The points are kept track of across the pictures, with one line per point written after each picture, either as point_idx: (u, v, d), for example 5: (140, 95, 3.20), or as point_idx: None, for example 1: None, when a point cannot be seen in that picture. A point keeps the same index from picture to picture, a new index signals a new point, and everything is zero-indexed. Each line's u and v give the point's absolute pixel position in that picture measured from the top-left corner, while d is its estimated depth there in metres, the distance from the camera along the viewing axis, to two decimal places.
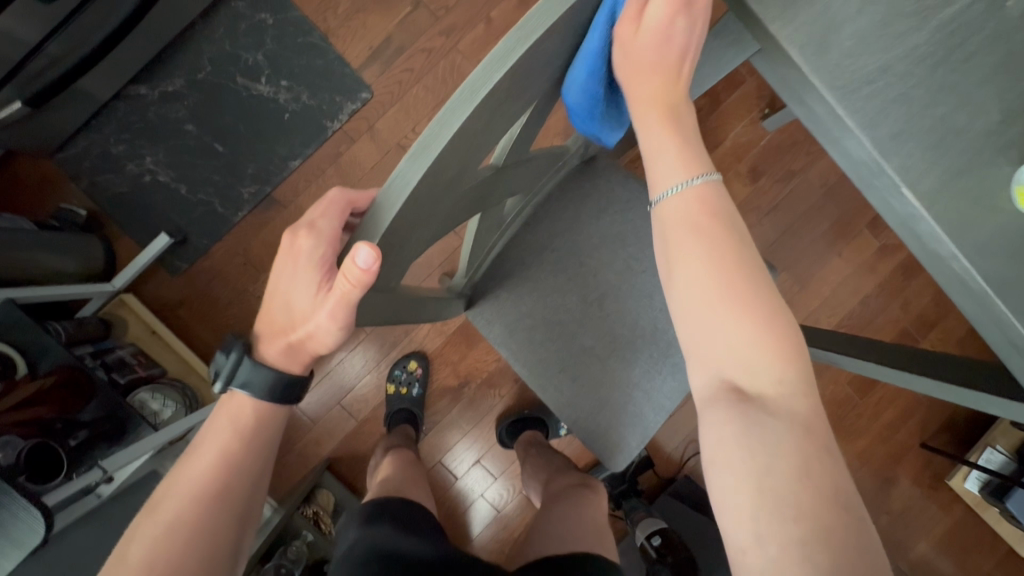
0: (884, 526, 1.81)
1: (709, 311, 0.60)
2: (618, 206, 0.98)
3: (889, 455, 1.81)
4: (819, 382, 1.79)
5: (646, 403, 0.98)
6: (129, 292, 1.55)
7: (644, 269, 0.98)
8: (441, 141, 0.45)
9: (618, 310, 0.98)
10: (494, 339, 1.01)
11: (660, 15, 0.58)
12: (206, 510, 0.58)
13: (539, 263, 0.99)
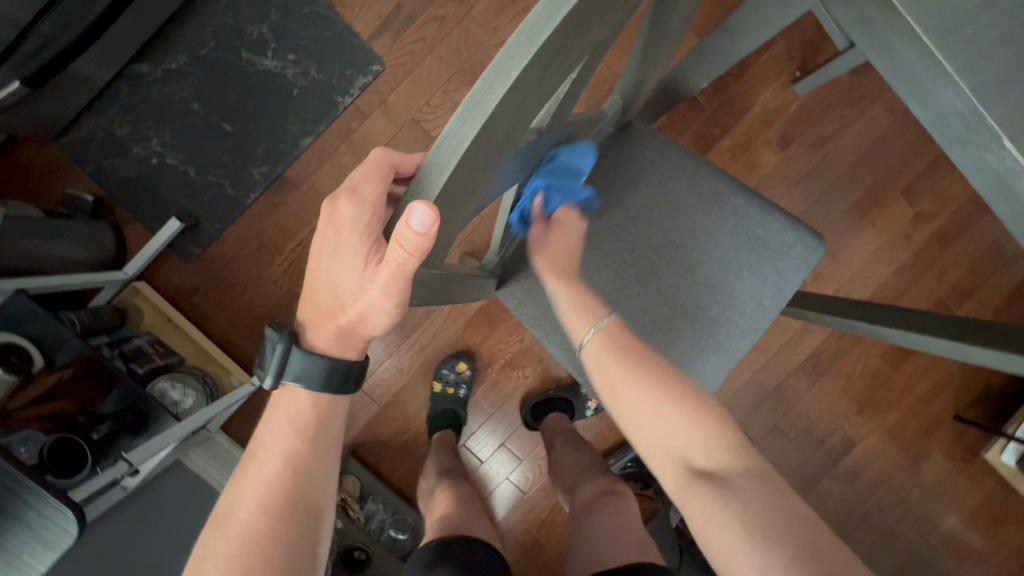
0: (915, 501, 1.78)
1: (646, 410, 0.65)
2: (654, 174, 0.91)
3: (921, 429, 1.77)
4: (851, 356, 1.73)
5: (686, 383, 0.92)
6: (142, 280, 1.51)
7: (685, 240, 0.91)
8: (497, 93, 0.38)
9: (656, 287, 0.91)
10: (527, 320, 0.96)
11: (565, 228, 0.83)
12: (281, 523, 0.55)
13: None
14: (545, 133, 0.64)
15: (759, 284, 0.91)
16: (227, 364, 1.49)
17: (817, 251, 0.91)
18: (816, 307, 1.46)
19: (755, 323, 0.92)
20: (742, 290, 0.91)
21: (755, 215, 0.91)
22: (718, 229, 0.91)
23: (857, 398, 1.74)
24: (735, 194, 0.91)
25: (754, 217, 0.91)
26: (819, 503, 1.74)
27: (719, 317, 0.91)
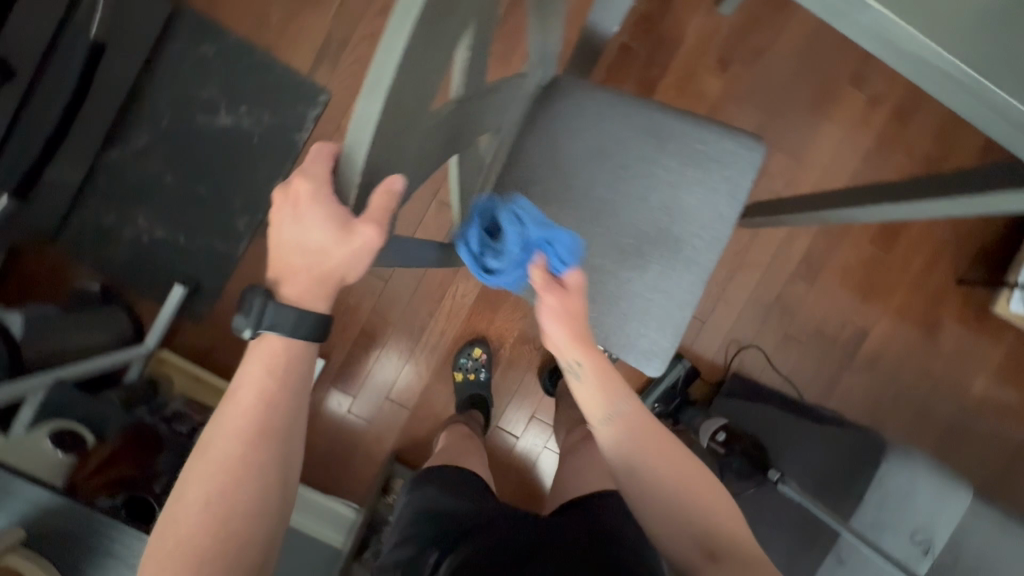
0: (940, 372, 1.81)
1: (675, 488, 0.74)
2: (587, 119, 0.98)
3: (929, 301, 1.80)
4: (842, 249, 1.77)
5: (668, 302, 0.98)
6: (163, 349, 1.60)
7: (635, 172, 0.97)
8: (390, 70, 0.44)
9: (617, 223, 0.97)
10: None
11: (555, 300, 0.73)
12: (252, 450, 0.59)
13: (528, 197, 0.97)
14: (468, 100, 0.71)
15: (711, 196, 0.97)
16: None
17: (758, 152, 0.97)
18: (793, 209, 1.51)
19: (716, 232, 0.98)
20: (698, 205, 0.97)
21: (689, 132, 0.97)
22: (661, 153, 0.97)
23: (859, 289, 1.78)
24: (667, 118, 0.97)
25: (691, 135, 0.97)
26: (847, 397, 1.78)
27: (683, 235, 0.97)
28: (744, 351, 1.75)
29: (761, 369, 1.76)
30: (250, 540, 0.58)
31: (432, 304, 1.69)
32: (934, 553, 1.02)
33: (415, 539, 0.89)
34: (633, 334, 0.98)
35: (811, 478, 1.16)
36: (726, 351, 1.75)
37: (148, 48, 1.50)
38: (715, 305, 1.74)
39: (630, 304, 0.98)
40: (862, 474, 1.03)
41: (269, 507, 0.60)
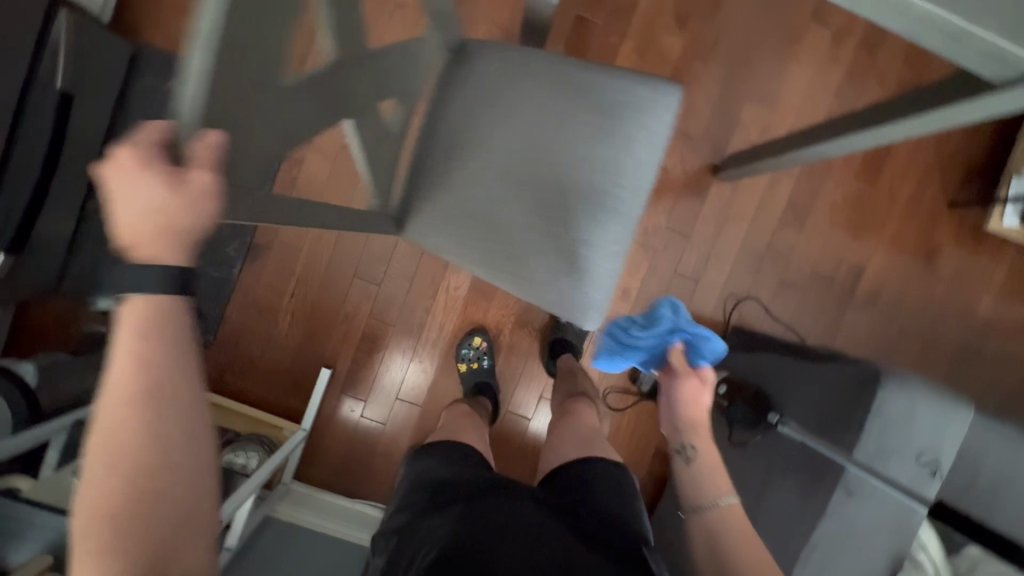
0: (944, 298, 1.80)
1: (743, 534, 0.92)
2: (501, 81, 1.00)
3: (923, 228, 1.78)
4: (828, 189, 1.76)
5: (599, 251, 1.02)
6: None
7: (553, 129, 1.00)
8: (214, 30, 0.47)
9: (537, 181, 1.01)
10: (438, 249, 1.04)
11: (691, 388, 1.08)
12: (136, 417, 0.47)
13: (449, 165, 1.02)
14: (332, 69, 0.74)
15: (626, 145, 1.00)
16: (276, 421, 1.63)
17: (673, 96, 0.99)
18: (769, 156, 1.50)
19: (638, 181, 1.01)
20: (619, 155, 1.00)
21: (604, 83, 0.99)
22: (578, 107, 0.99)
23: (849, 226, 1.77)
24: (576, 71, 0.99)
25: (606, 87, 0.99)
26: (853, 336, 1.78)
27: (606, 185, 1.00)
28: (742, 304, 1.76)
29: (761, 319, 1.76)
30: (160, 523, 0.47)
31: (428, 301, 1.72)
32: (942, 473, 1.03)
33: (411, 507, 0.98)
34: (566, 284, 1.03)
35: (813, 416, 1.17)
36: (724, 307, 1.75)
37: (116, 91, 1.54)
38: (706, 263, 1.74)
39: (560, 256, 1.02)
40: (860, 405, 1.04)
41: (169, 484, 0.48)
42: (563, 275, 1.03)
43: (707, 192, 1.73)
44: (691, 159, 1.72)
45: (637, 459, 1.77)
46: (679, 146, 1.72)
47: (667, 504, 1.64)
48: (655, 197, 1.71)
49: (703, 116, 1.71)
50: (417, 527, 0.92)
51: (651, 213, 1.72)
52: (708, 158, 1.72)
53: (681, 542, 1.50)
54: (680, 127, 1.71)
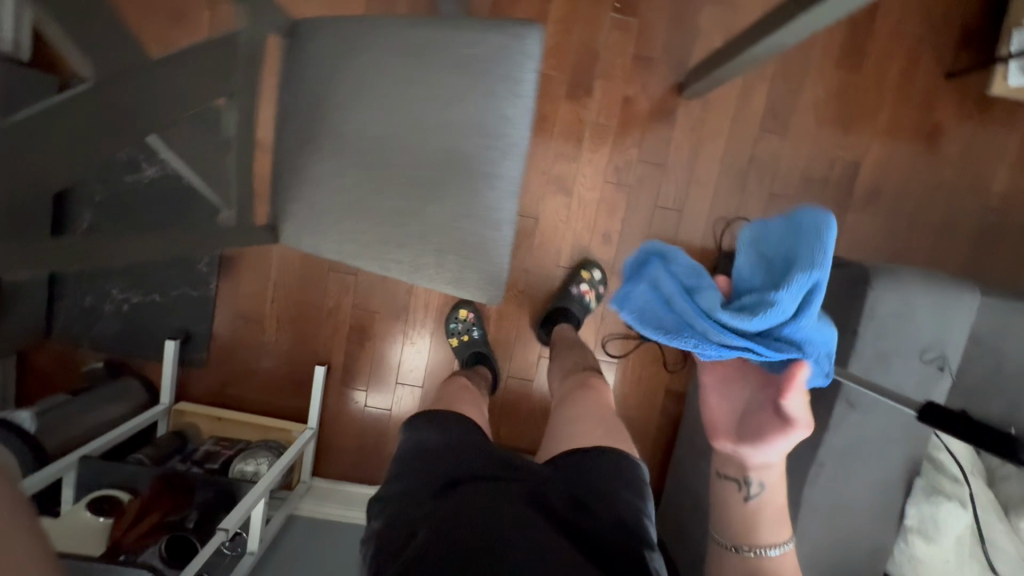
0: (953, 179, 1.66)
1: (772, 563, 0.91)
2: (337, 56, 0.88)
3: (919, 108, 1.63)
4: (808, 85, 1.62)
5: (485, 226, 0.91)
6: (183, 400, 1.69)
7: (406, 99, 0.87)
8: None
9: (402, 157, 0.89)
10: (315, 249, 0.94)
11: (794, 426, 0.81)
12: None
13: (306, 155, 0.91)
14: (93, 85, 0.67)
15: (491, 100, 0.86)
16: (284, 425, 1.64)
17: (535, 36, 0.85)
18: (727, 63, 1.39)
19: (513, 138, 0.88)
20: (483, 113, 0.87)
21: (451, 34, 0.85)
22: (427, 67, 0.86)
23: (837, 121, 1.63)
24: (418, 27, 0.86)
25: (457, 38, 0.85)
26: (857, 239, 1.66)
27: (478, 150, 0.88)
28: (733, 226, 1.66)
29: None
30: None
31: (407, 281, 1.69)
32: (951, 366, 0.95)
33: (409, 476, 0.90)
34: (456, 267, 0.93)
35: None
36: (714, 232, 1.66)
37: None
38: (687, 189, 1.64)
39: (444, 236, 0.91)
40: (851, 311, 0.95)
41: None
42: (452, 257, 0.92)
43: (676, 115, 1.62)
44: (652, 82, 1.60)
45: (651, 403, 1.73)
46: (637, 71, 1.60)
47: (683, 442, 1.60)
48: (620, 131, 1.62)
49: (659, 33, 1.58)
50: (414, 501, 0.85)
51: (618, 149, 1.62)
52: (670, 78, 1.61)
53: (698, 479, 1.46)
54: (636, 51, 1.59)
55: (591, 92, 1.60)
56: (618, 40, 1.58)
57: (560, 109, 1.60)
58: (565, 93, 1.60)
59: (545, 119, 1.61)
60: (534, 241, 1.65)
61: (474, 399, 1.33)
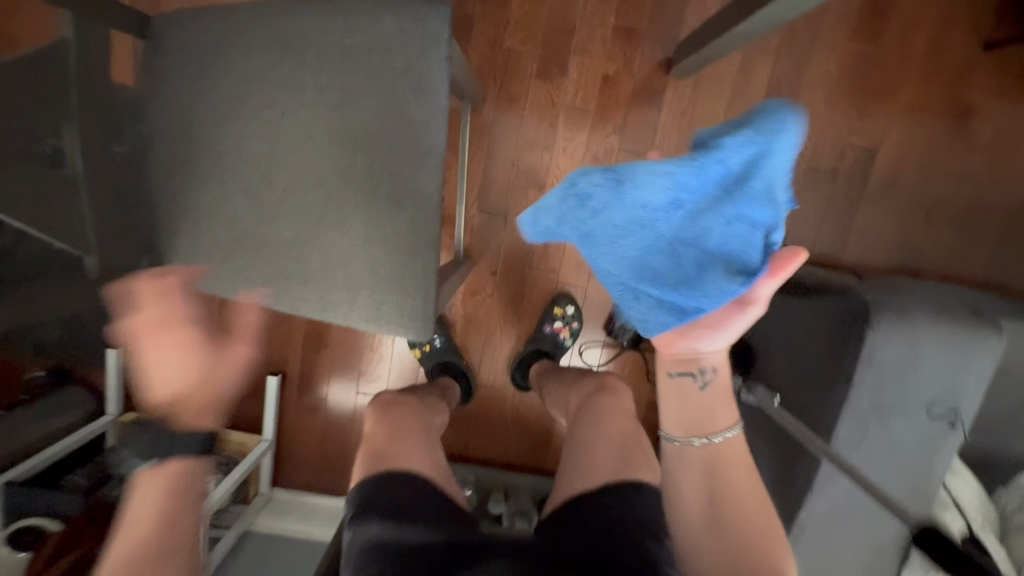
0: (985, 168, 1.43)
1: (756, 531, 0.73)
2: (237, 79, 0.83)
3: (949, 85, 1.40)
4: (819, 60, 1.39)
5: (398, 249, 0.81)
6: (133, 409, 1.60)
7: (309, 114, 0.81)
8: None
9: (293, 173, 0.83)
10: (215, 289, 0.87)
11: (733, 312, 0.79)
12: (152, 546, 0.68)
13: (196, 181, 0.86)
14: None
15: (379, 102, 0.78)
16: (237, 437, 1.55)
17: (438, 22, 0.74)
18: (715, 39, 1.18)
19: (409, 145, 0.79)
20: (373, 118, 0.79)
21: (327, 31, 0.78)
22: (306, 69, 0.80)
23: (850, 101, 1.41)
24: (295, 25, 0.80)
25: (332, 32, 0.78)
26: (867, 238, 1.47)
27: (372, 161, 0.80)
28: None
29: None
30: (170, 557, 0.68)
31: None
32: (964, 422, 0.79)
33: None
34: (368, 295, 0.82)
35: (793, 365, 0.93)
36: None
37: None
38: None
39: (357, 262, 0.82)
40: (844, 357, 0.80)
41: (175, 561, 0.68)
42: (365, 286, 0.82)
43: (663, 96, 1.41)
44: (637, 57, 1.39)
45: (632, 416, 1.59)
46: (619, 44, 1.39)
47: None
48: (599, 116, 1.42)
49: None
50: None
51: (596, 136, 1.43)
52: (658, 52, 1.39)
53: None
54: (619, 21, 1.38)
55: (566, 70, 1.40)
56: (597, 9, 1.37)
57: (531, 91, 1.41)
58: (536, 72, 1.40)
59: (513, 102, 1.41)
60: (502, 240, 1.48)
61: (423, 406, 1.13)
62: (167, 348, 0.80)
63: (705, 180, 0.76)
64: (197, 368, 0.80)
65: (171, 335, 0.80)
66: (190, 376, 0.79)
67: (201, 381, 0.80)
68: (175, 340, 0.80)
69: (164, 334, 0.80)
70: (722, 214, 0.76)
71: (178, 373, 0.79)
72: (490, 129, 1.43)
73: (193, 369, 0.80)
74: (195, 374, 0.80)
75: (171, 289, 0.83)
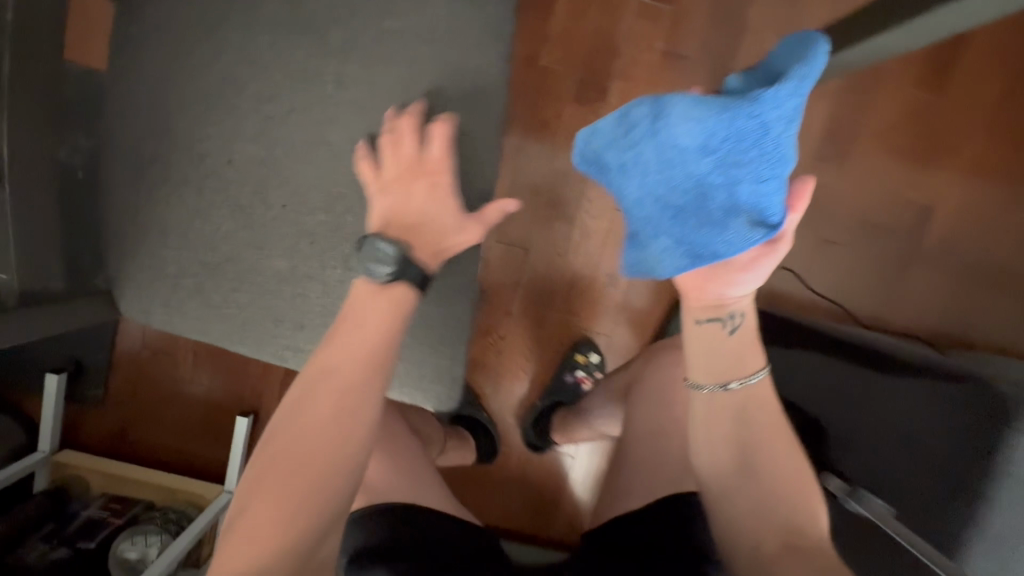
0: None
1: (784, 498, 0.64)
2: (255, 104, 0.73)
3: (1014, 143, 1.30)
4: (878, 105, 1.29)
5: (442, 304, 0.81)
6: (71, 445, 1.36)
7: (352, 163, 0.73)
8: None
9: (290, 198, 0.73)
10: (184, 326, 0.76)
11: (753, 271, 0.63)
12: (334, 429, 0.58)
13: (173, 198, 0.75)
14: None
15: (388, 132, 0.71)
16: (192, 486, 1.31)
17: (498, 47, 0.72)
18: None
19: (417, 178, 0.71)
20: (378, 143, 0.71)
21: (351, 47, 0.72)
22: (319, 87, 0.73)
23: (909, 152, 1.30)
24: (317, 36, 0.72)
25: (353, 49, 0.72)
26: (918, 302, 1.33)
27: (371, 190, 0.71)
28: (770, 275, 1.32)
29: (796, 292, 1.33)
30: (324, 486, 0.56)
31: None
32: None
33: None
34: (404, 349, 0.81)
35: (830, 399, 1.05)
36: None
37: None
38: None
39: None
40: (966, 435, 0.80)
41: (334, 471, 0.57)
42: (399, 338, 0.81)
43: None
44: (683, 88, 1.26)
45: None
46: (665, 72, 1.26)
47: None
48: None
49: (697, 27, 1.25)
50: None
51: None
52: (706, 84, 1.26)
53: None
54: (666, 47, 1.25)
55: (604, 96, 1.26)
56: (645, 32, 1.25)
57: (564, 114, 1.27)
58: (572, 95, 1.26)
59: (544, 126, 1.27)
60: (519, 277, 1.31)
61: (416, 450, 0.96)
62: (425, 187, 0.70)
63: (746, 129, 0.56)
64: (434, 216, 0.70)
65: (409, 183, 0.70)
66: (427, 229, 0.69)
67: (436, 231, 0.69)
68: (427, 180, 0.70)
69: (400, 182, 0.70)
70: (760, 169, 0.57)
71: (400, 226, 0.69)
72: (516, 152, 1.28)
73: (445, 212, 0.70)
74: (436, 225, 0.69)
75: (441, 124, 0.70)
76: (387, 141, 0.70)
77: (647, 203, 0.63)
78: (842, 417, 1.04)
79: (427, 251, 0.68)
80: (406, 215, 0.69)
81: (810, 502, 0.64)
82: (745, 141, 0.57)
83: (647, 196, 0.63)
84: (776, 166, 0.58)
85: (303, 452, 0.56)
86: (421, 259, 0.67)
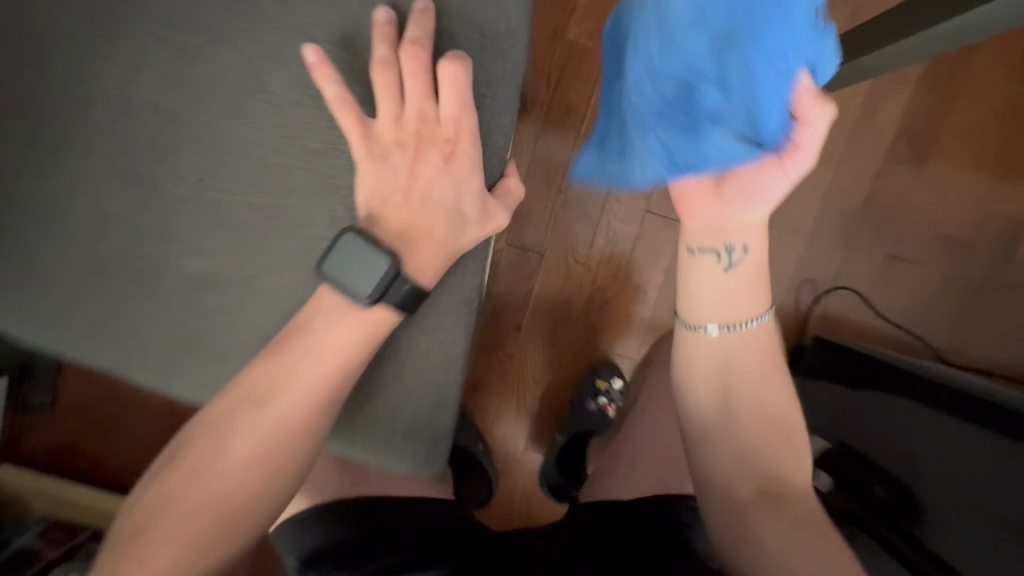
0: None
1: (761, 454, 0.61)
2: None
3: None
4: (970, 98, 1.07)
5: (440, 336, 0.64)
6: (17, 458, 1.19)
7: (333, 167, 0.62)
8: None
9: (234, 186, 0.63)
10: (100, 340, 0.65)
11: (756, 185, 0.58)
12: (256, 469, 0.53)
13: (98, 185, 0.63)
14: None
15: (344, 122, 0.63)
16: None
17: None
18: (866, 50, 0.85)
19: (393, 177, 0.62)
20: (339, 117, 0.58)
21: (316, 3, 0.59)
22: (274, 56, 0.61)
23: (1005, 155, 1.08)
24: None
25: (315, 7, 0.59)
26: (1006, 336, 1.11)
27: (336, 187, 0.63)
28: (826, 296, 1.12)
29: (853, 314, 1.12)
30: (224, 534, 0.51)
31: None
32: None
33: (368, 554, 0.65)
34: (390, 390, 0.65)
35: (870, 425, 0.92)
36: (800, 299, 1.12)
37: None
38: None
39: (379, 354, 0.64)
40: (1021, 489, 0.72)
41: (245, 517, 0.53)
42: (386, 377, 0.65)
43: None
44: None
45: None
46: None
47: None
48: None
49: None
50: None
51: None
52: None
53: None
54: None
55: None
56: None
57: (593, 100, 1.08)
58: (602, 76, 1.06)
59: (568, 113, 1.08)
60: (530, 288, 1.12)
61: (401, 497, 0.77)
62: (434, 168, 0.60)
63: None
64: (444, 209, 0.60)
65: (414, 166, 0.59)
66: (434, 224, 0.60)
67: (448, 225, 0.60)
68: (442, 155, 0.59)
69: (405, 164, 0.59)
70: (777, 53, 0.51)
71: (404, 217, 0.60)
72: (534, 142, 1.09)
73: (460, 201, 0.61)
74: (447, 218, 0.60)
75: (450, 66, 0.56)
76: (388, 104, 0.58)
77: (650, 87, 0.55)
78: (876, 445, 0.88)
79: (429, 251, 0.60)
80: (413, 207, 0.60)
81: (795, 454, 0.61)
82: (758, 13, 0.51)
83: (651, 81, 0.55)
84: (794, 55, 0.51)
85: (210, 492, 0.52)
86: (415, 265, 0.59)
